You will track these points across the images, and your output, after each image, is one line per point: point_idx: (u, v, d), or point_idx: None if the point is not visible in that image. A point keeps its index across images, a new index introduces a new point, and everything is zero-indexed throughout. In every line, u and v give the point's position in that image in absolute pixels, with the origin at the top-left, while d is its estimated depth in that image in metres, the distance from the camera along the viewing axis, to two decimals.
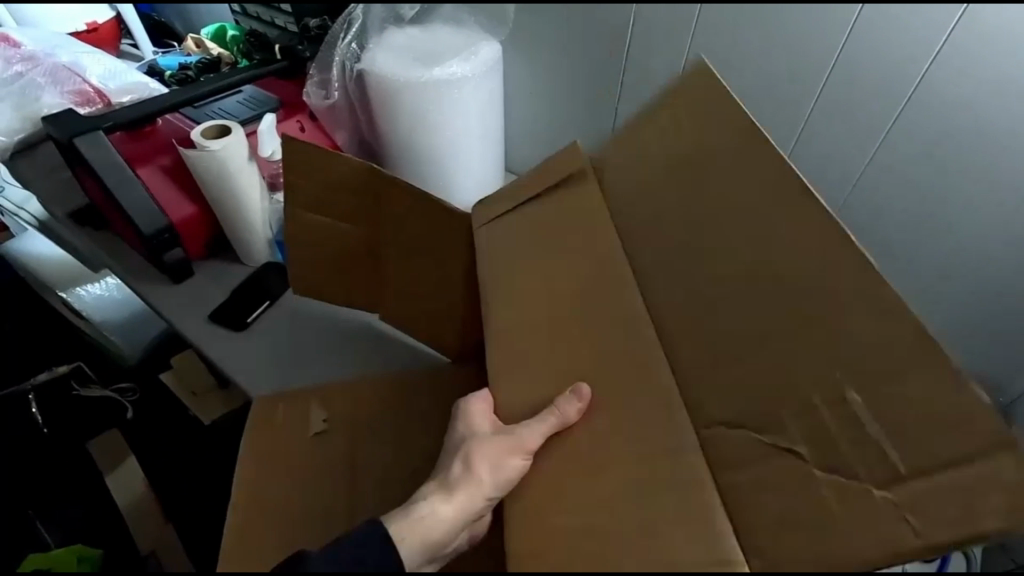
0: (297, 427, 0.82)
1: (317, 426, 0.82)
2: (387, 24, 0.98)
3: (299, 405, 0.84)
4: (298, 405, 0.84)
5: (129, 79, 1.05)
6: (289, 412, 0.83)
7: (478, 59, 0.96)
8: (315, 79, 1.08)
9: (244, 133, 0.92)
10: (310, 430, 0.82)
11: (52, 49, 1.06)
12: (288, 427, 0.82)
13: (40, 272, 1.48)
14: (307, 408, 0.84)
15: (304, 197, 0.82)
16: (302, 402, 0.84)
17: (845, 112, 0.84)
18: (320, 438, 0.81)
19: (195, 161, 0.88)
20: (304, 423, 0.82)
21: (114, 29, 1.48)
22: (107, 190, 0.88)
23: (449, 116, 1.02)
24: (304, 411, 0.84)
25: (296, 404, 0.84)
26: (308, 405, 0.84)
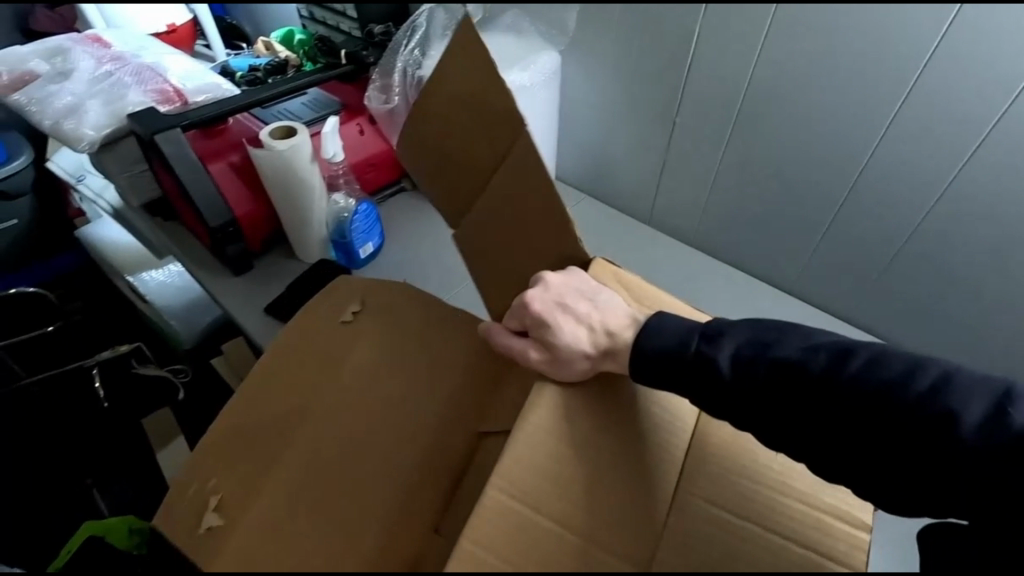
0: (318, 315, 0.73)
1: (341, 320, 0.72)
2: (447, 31, 1.05)
3: (346, 297, 0.75)
4: (341, 299, 0.75)
5: (205, 80, 1.10)
6: (328, 304, 0.74)
7: (536, 67, 1.00)
8: (377, 84, 1.09)
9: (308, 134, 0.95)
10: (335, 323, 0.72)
11: (137, 51, 1.13)
12: (315, 315, 0.73)
13: (111, 256, 1.57)
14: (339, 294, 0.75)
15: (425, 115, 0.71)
16: (340, 295, 0.75)
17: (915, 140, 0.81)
18: (339, 335, 0.71)
19: (261, 160, 0.92)
20: (324, 327, 0.72)
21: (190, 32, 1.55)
22: (179, 182, 0.93)
23: None
24: (330, 308, 0.74)
25: (337, 297, 0.75)
26: (348, 301, 0.74)
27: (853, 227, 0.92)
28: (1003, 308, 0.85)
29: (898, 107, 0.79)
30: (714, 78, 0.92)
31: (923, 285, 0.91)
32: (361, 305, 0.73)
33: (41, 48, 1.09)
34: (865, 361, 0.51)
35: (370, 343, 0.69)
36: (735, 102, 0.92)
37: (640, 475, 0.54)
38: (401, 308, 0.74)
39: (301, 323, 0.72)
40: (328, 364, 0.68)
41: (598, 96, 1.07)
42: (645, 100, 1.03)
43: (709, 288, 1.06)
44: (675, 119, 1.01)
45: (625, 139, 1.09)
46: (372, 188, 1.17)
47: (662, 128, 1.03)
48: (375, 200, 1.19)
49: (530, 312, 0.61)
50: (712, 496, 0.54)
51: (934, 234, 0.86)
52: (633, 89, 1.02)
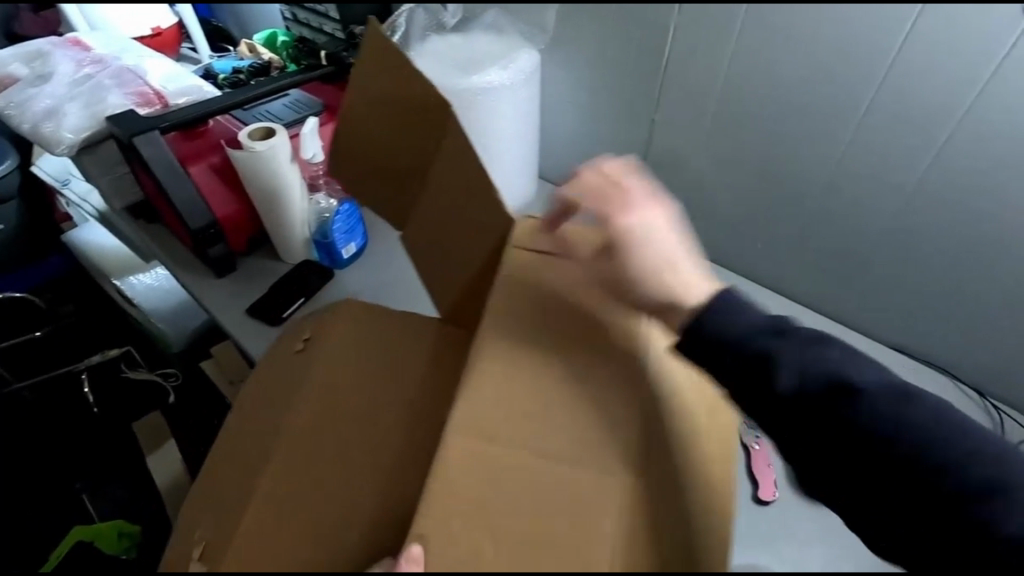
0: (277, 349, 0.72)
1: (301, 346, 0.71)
2: (428, 33, 1.06)
3: (306, 325, 0.73)
4: (302, 327, 0.73)
5: (186, 82, 1.11)
6: (289, 335, 0.73)
7: (515, 68, 1.00)
8: None
9: (288, 135, 0.95)
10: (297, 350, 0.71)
11: (118, 54, 1.13)
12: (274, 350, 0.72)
13: (97, 260, 1.57)
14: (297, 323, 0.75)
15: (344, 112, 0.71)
16: (297, 326, 0.74)
17: (886, 134, 0.82)
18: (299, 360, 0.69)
19: (241, 161, 0.92)
20: (286, 357, 0.70)
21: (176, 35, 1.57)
22: (159, 184, 0.93)
23: (486, 123, 1.03)
24: (290, 340, 0.72)
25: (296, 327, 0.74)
26: (307, 327, 0.73)
27: (831, 222, 0.93)
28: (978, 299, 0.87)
29: (869, 102, 0.80)
30: (691, 76, 0.92)
31: (901, 278, 0.92)
32: (319, 327, 0.72)
33: (20, 51, 1.09)
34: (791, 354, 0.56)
35: (335, 360, 0.68)
36: (711, 100, 0.93)
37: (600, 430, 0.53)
38: (363, 321, 0.72)
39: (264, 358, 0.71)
40: (295, 387, 0.66)
41: (577, 94, 1.08)
42: (624, 98, 1.03)
43: None
44: (654, 117, 1.01)
45: (606, 139, 1.10)
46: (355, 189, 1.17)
47: (641, 125, 1.04)
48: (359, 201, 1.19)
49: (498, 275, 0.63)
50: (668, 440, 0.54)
51: (910, 226, 0.87)
52: (611, 86, 1.02)
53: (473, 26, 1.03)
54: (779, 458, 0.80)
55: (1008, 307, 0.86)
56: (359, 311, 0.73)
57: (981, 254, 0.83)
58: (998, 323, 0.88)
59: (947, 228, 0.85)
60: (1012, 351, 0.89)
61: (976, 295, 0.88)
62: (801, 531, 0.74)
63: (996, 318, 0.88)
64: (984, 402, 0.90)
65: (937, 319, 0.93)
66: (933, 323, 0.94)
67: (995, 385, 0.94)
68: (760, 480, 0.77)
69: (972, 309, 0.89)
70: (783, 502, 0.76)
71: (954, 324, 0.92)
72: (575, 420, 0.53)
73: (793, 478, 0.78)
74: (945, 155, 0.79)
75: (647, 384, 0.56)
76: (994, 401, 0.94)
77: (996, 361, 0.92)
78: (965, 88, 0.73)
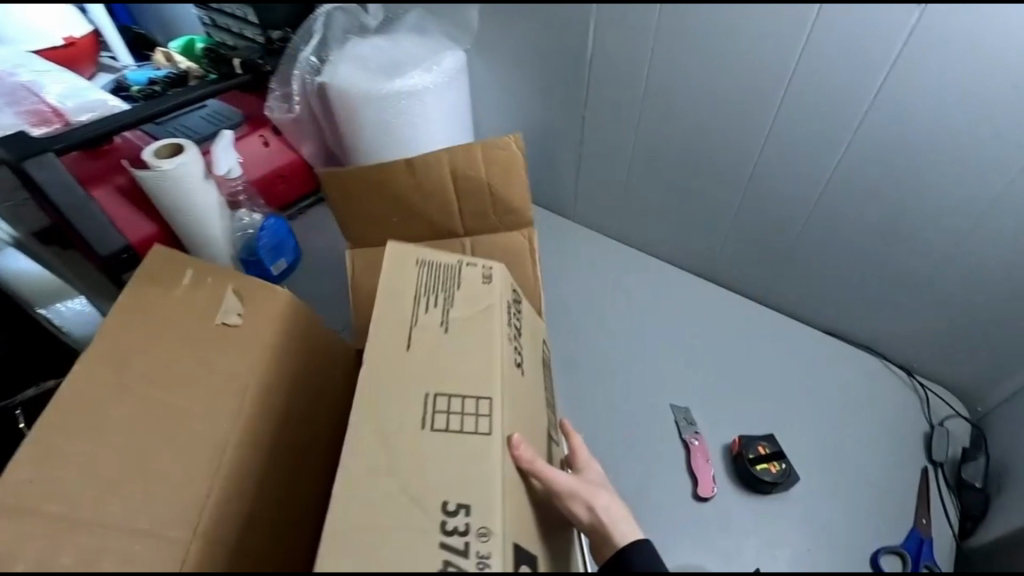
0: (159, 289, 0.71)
1: (231, 322, 0.71)
2: (349, 35, 0.99)
3: (215, 293, 0.73)
4: (216, 293, 0.73)
5: (89, 98, 1.04)
6: (205, 298, 0.72)
7: (439, 70, 0.94)
8: (277, 93, 1.05)
9: (198, 150, 0.90)
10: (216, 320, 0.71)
11: (12, 68, 1.05)
12: (171, 290, 0.72)
13: None
14: (179, 270, 0.74)
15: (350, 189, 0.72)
16: (199, 280, 0.73)
17: (805, 131, 0.79)
18: (225, 336, 0.70)
19: (147, 180, 0.86)
20: (200, 320, 0.70)
21: (93, 43, 1.41)
22: (58, 212, 0.85)
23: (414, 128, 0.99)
24: (191, 300, 0.71)
25: (196, 281, 0.73)
26: (221, 297, 0.72)
27: (766, 217, 0.91)
28: (905, 282, 0.87)
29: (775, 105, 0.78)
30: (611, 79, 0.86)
31: (829, 267, 0.92)
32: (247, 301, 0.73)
33: None
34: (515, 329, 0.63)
35: (253, 346, 0.70)
36: (628, 104, 0.88)
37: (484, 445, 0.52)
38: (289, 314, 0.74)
39: (175, 311, 0.70)
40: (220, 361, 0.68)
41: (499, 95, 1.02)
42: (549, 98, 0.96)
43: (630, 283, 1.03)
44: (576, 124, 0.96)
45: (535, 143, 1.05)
46: (283, 205, 1.15)
47: (566, 127, 0.98)
48: (289, 216, 1.17)
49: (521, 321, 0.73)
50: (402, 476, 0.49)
51: (834, 213, 0.85)
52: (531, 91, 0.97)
53: (396, 27, 0.95)
54: (720, 453, 0.79)
55: (934, 290, 0.85)
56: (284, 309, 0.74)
57: (900, 239, 0.83)
58: (925, 307, 0.88)
59: (866, 215, 0.83)
60: (941, 333, 0.89)
61: (903, 279, 0.87)
62: (741, 527, 0.72)
63: (923, 302, 0.87)
64: (912, 380, 0.87)
65: (869, 305, 0.93)
66: (864, 309, 0.93)
67: (931, 368, 0.93)
68: (699, 477, 0.76)
69: (900, 292, 0.88)
70: (723, 497, 0.75)
71: (886, 308, 0.91)
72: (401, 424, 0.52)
73: (733, 473, 0.77)
74: (859, 147, 0.77)
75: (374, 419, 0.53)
76: (926, 382, 0.93)
77: (926, 343, 0.91)
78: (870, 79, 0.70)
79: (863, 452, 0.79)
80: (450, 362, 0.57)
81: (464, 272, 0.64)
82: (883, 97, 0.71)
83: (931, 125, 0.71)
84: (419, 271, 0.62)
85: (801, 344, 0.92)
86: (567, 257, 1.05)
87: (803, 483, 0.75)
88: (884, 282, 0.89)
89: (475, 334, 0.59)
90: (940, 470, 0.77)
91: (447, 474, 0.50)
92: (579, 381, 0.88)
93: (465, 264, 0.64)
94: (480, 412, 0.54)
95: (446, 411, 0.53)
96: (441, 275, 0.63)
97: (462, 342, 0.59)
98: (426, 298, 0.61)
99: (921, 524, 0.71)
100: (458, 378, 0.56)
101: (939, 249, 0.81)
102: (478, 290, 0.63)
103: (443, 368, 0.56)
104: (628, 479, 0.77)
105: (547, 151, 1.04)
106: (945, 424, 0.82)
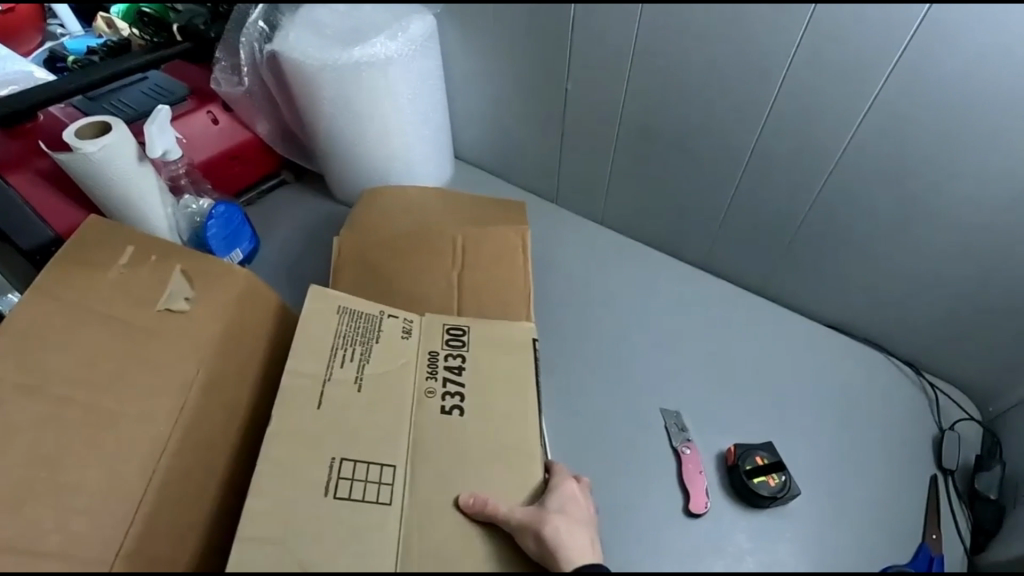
0: (92, 267, 0.64)
1: (177, 307, 0.65)
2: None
3: (158, 274, 0.66)
4: (159, 274, 0.66)
5: (10, 70, 0.92)
6: (147, 280, 0.65)
7: (407, 37, 0.82)
8: (223, 64, 0.94)
9: (128, 128, 0.79)
10: (159, 305, 0.64)
11: None
12: (100, 268, 0.65)
13: None
14: (119, 245, 0.67)
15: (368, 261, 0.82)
16: (139, 259, 0.67)
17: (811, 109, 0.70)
18: (163, 325, 0.63)
19: (69, 164, 0.76)
20: (136, 306, 0.63)
21: (34, 10, 1.20)
22: None
23: (378, 101, 0.88)
24: (127, 283, 0.65)
25: (135, 260, 0.66)
26: (166, 278, 0.66)
27: (765, 202, 0.83)
28: (915, 273, 0.80)
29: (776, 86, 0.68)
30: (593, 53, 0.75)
31: (833, 257, 0.84)
32: (195, 283, 0.66)
33: None
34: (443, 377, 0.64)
35: (194, 336, 0.64)
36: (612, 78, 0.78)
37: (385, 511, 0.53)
38: (252, 296, 0.69)
39: (110, 296, 0.63)
40: (162, 348, 0.62)
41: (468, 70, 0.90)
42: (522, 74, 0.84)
43: (620, 274, 0.94)
44: (554, 107, 0.86)
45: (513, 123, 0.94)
46: (235, 190, 1.04)
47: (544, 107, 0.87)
48: (242, 202, 1.07)
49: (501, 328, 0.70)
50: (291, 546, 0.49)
51: (839, 198, 0.77)
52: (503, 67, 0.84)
53: None
54: (713, 463, 0.73)
55: (946, 282, 0.78)
56: (243, 288, 0.68)
57: (912, 227, 0.76)
58: (937, 300, 0.80)
59: (877, 201, 0.75)
60: (954, 328, 0.81)
61: (915, 270, 0.79)
62: (735, 548, 0.66)
63: (935, 295, 0.80)
64: (920, 379, 0.81)
65: (876, 299, 0.85)
66: (871, 301, 0.86)
67: (941, 366, 0.86)
68: (691, 491, 0.70)
69: (907, 286, 0.81)
70: (716, 513, 0.69)
71: (893, 301, 0.84)
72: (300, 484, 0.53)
73: (727, 486, 0.71)
74: (871, 125, 0.69)
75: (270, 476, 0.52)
76: (935, 379, 0.87)
77: (935, 339, 0.84)
78: (887, 49, 0.61)
79: (865, 459, 0.73)
80: (360, 422, 0.58)
81: (385, 323, 0.66)
82: (902, 67, 0.63)
83: (956, 97, 0.63)
84: (338, 320, 0.64)
85: (801, 344, 0.85)
86: (551, 248, 0.97)
87: (803, 497, 0.69)
88: (894, 273, 0.81)
89: (389, 395, 0.61)
90: (952, 479, 0.71)
91: (343, 544, 0.50)
92: (561, 385, 0.81)
93: (386, 315, 0.66)
94: (383, 479, 0.55)
95: (349, 478, 0.54)
96: (360, 325, 0.64)
97: (376, 402, 0.60)
98: (341, 354, 0.62)
99: (931, 539, 0.66)
100: (367, 439, 0.57)
101: (956, 237, 0.74)
102: (396, 344, 0.65)
103: (351, 429, 0.57)
104: (614, 496, 0.70)
105: (527, 131, 0.93)
106: (957, 428, 0.76)
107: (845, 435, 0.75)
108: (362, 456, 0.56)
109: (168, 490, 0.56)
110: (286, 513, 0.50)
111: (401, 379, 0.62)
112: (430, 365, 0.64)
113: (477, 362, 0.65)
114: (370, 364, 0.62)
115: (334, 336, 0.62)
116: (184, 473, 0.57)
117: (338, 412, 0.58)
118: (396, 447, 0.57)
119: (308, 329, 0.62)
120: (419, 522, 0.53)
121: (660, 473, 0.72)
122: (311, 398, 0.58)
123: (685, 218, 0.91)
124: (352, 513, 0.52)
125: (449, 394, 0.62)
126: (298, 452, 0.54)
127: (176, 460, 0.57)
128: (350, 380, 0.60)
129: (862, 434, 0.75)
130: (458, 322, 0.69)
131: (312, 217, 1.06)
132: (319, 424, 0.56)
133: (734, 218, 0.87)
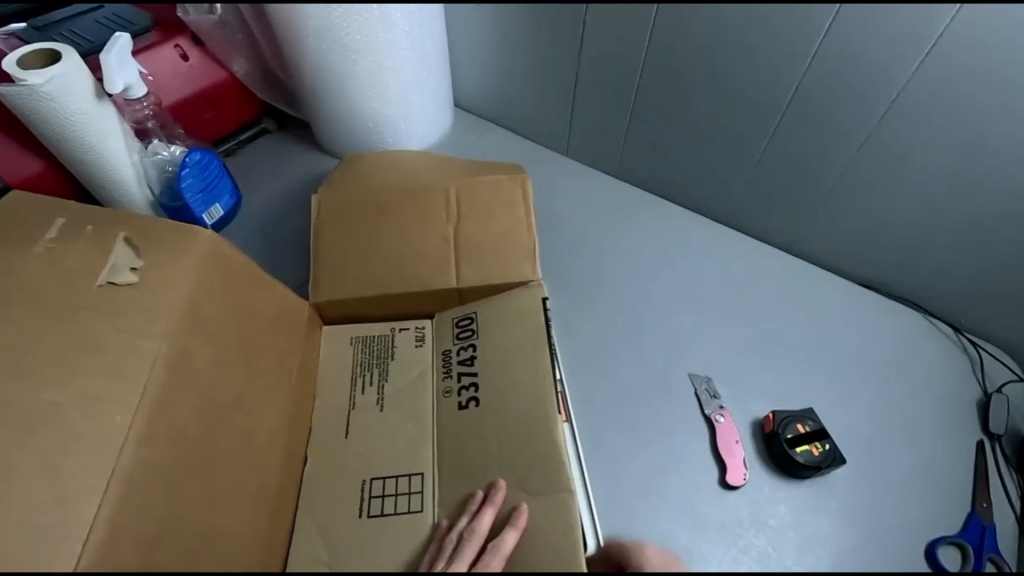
0: (19, 244, 0.57)
1: (121, 280, 0.56)
2: None
3: (101, 243, 0.58)
4: (100, 243, 0.58)
5: None
6: (89, 252, 0.57)
7: None
8: None
9: (80, 57, 0.68)
10: (101, 280, 0.56)
11: None
12: (32, 244, 0.57)
13: None
14: (49, 220, 0.59)
15: (362, 214, 0.74)
16: (74, 229, 0.59)
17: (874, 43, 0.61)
18: (109, 300, 0.55)
19: (13, 99, 0.65)
20: (72, 281, 0.56)
21: None
22: None
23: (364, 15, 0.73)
24: (63, 256, 0.57)
25: (65, 233, 0.58)
26: (108, 248, 0.58)
27: (805, 154, 0.75)
28: (963, 228, 0.74)
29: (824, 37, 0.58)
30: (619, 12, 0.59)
31: (875, 212, 0.78)
32: (141, 252, 0.58)
33: None
34: (457, 374, 0.68)
35: (157, 301, 0.55)
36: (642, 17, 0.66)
37: (414, 508, 0.60)
38: (219, 262, 0.60)
39: (51, 273, 0.56)
40: (128, 312, 0.54)
41: (465, 28, 0.74)
42: (515, 35, 0.67)
43: (640, 229, 0.87)
44: (565, 72, 0.72)
45: (513, 81, 0.80)
46: (211, 138, 0.93)
47: (548, 68, 0.72)
48: (221, 152, 0.96)
49: (518, 297, 0.70)
50: (339, 554, 0.58)
51: (889, 144, 0.71)
52: (494, 30, 0.68)
53: None
54: (748, 432, 0.68)
55: (996, 237, 0.73)
56: (209, 251, 0.59)
57: (967, 177, 0.70)
58: (988, 256, 0.75)
59: (932, 146, 0.69)
60: (1002, 287, 0.77)
61: (965, 224, 0.74)
62: (777, 521, 0.62)
63: (984, 251, 0.75)
64: (962, 339, 0.77)
65: (917, 258, 0.80)
66: (911, 259, 0.80)
67: (980, 326, 0.81)
68: (727, 462, 0.65)
69: (955, 243, 0.76)
70: (755, 484, 0.65)
71: (937, 259, 0.79)
72: (340, 503, 0.61)
73: (765, 456, 0.66)
74: (936, 63, 0.62)
75: (313, 494, 0.62)
76: (974, 339, 0.83)
77: (979, 298, 0.79)
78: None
79: (908, 424, 0.69)
80: (383, 436, 0.65)
81: (397, 338, 0.73)
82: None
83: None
84: (355, 347, 0.72)
85: (836, 303, 0.79)
86: (565, 205, 0.89)
87: (846, 466, 0.66)
88: (941, 229, 0.76)
89: (406, 406, 0.68)
90: (999, 444, 0.69)
91: (383, 544, 0.58)
92: (582, 351, 0.75)
93: (396, 331, 0.74)
94: (412, 489, 0.61)
95: (379, 495, 0.61)
96: (375, 346, 0.72)
97: (394, 417, 0.67)
98: (361, 377, 0.70)
99: (981, 507, 0.63)
100: (390, 451, 0.64)
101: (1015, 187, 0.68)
102: (411, 354, 0.72)
103: (373, 447, 0.65)
104: (647, 467, 0.66)
105: (532, 90, 0.80)
106: (1003, 391, 0.73)
107: (886, 401, 0.71)
108: (388, 472, 0.63)
109: (134, 483, 0.48)
110: (329, 529, 0.60)
111: (413, 390, 0.69)
112: (443, 366, 0.70)
113: (486, 340, 0.69)
114: (388, 383, 0.70)
115: (349, 361, 0.72)
116: (154, 462, 0.49)
117: (364, 432, 0.66)
118: (418, 451, 0.64)
119: (330, 362, 0.71)
120: (450, 510, 0.59)
121: (693, 442, 0.67)
122: (335, 424, 0.67)
123: (714, 173, 0.83)
124: (390, 518, 0.59)
125: (463, 391, 0.67)
126: (331, 480, 0.63)
127: (141, 448, 0.49)
128: (372, 401, 0.68)
129: (902, 397, 0.71)
130: (472, 305, 0.73)
131: (302, 168, 0.96)
132: (351, 449, 0.65)
133: (770, 171, 0.79)
